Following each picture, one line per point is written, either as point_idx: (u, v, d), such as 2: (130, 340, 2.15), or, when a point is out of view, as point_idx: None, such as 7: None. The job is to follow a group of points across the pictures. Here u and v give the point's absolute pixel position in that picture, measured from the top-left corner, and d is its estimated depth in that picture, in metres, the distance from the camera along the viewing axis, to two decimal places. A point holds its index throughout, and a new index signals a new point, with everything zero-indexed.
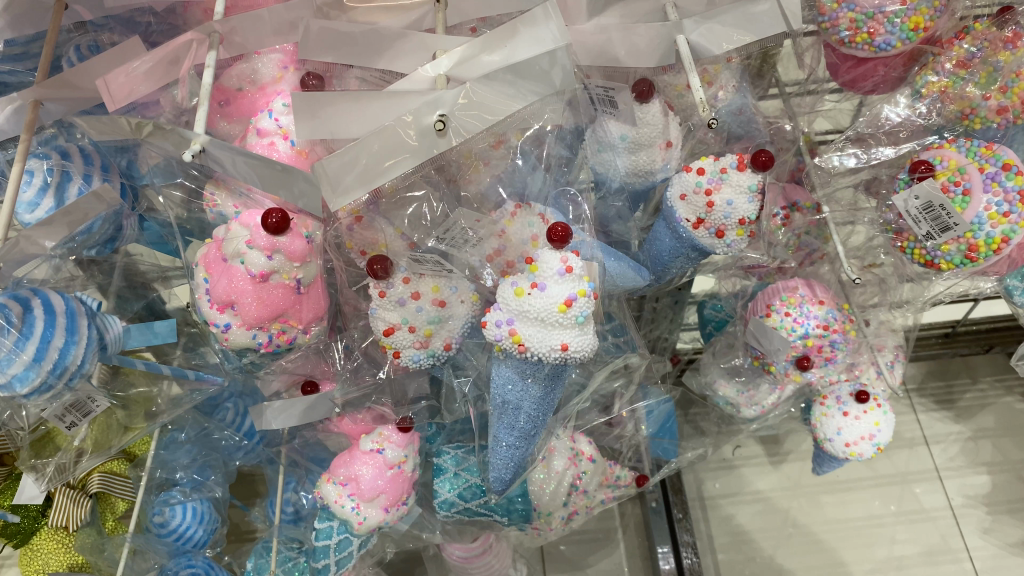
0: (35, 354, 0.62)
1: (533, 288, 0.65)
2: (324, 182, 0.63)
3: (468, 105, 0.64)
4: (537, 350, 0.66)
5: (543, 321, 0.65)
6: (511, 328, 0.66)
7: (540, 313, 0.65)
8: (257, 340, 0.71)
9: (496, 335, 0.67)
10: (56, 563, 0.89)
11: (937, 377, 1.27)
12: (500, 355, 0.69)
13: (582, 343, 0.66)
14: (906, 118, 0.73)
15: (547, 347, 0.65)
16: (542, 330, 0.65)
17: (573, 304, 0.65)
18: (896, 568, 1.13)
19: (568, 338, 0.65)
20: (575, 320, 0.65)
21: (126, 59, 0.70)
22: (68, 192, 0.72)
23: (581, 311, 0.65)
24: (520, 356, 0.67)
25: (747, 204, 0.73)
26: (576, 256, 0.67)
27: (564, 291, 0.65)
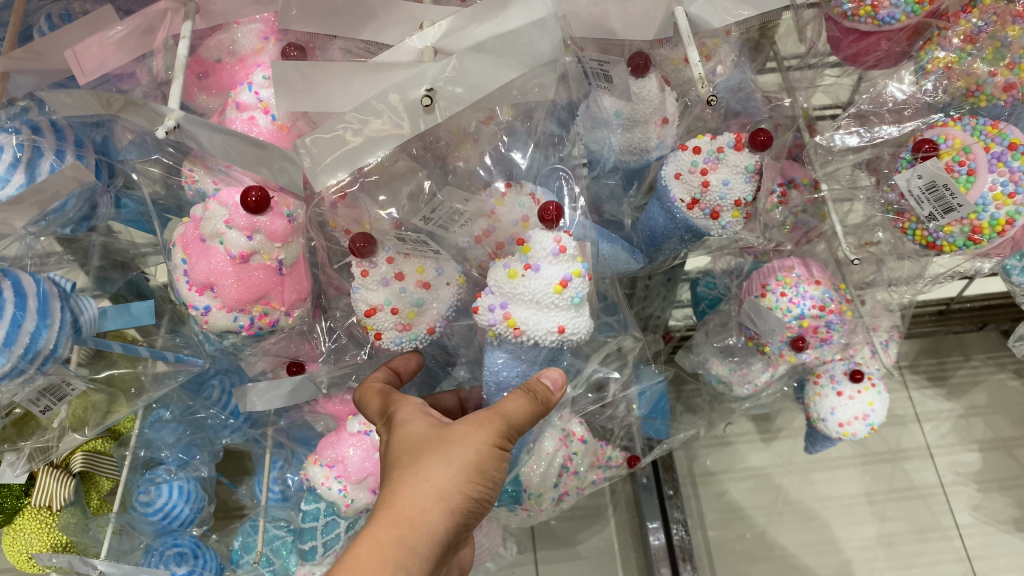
0: (7, 339, 0.60)
1: (528, 270, 0.63)
2: (311, 156, 0.61)
3: (458, 77, 0.62)
4: (532, 332, 0.63)
5: (538, 302, 0.63)
6: (505, 312, 0.63)
7: (534, 296, 0.62)
8: (239, 323, 0.69)
9: (489, 320, 0.64)
10: (39, 544, 0.86)
11: (931, 354, 1.25)
12: (493, 341, 0.67)
13: (576, 326, 0.64)
14: (910, 95, 0.71)
15: (543, 330, 0.63)
16: (537, 312, 0.63)
17: (568, 285, 0.63)
18: (886, 544, 1.12)
19: (564, 321, 0.63)
20: (571, 302, 0.63)
21: (99, 29, 0.66)
22: (40, 169, 0.68)
23: (576, 292, 0.63)
24: (515, 341, 0.65)
25: (744, 184, 0.72)
26: (568, 236, 0.65)
27: (559, 272, 0.63)
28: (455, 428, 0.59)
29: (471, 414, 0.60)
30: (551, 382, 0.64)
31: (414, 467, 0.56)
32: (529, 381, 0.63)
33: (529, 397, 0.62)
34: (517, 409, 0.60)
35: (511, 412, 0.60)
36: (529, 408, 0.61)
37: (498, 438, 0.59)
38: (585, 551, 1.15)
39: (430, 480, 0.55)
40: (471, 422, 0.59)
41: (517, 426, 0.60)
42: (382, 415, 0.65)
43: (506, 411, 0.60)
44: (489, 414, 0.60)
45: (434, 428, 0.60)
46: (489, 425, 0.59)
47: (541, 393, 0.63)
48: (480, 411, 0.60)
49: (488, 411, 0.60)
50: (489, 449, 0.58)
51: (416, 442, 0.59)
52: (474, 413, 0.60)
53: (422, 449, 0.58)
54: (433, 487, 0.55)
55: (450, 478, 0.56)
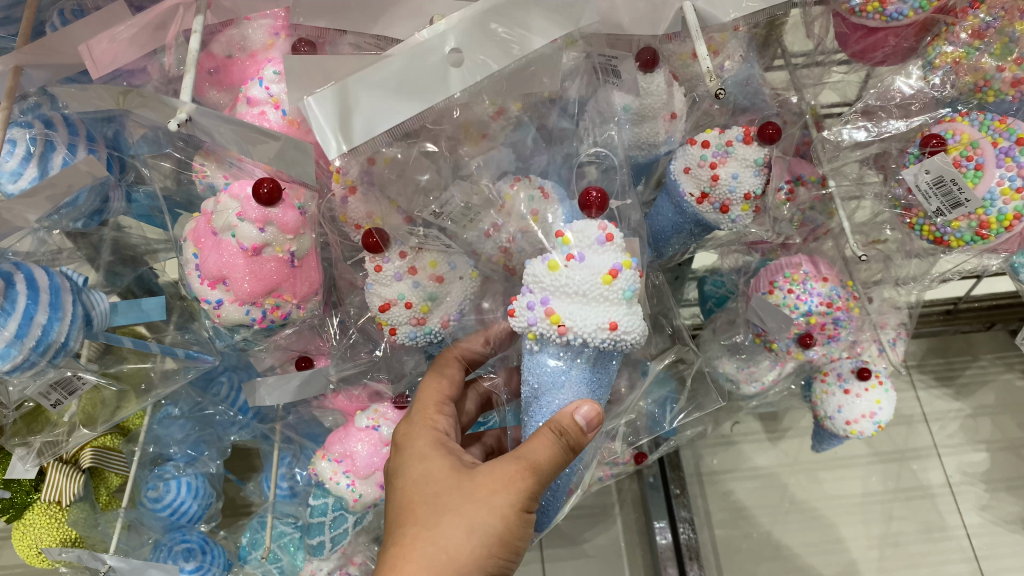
0: (17, 331, 0.60)
1: (570, 260, 0.61)
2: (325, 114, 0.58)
3: (481, 38, 0.61)
4: (580, 330, 0.60)
5: (586, 296, 0.60)
6: (549, 307, 0.61)
7: (582, 286, 0.60)
8: (250, 316, 0.69)
9: (530, 319, 0.62)
10: (48, 539, 0.85)
11: (939, 354, 1.25)
12: (534, 344, 0.64)
13: (631, 322, 0.62)
14: (918, 91, 0.71)
15: (594, 324, 0.60)
16: (585, 305, 0.61)
17: (618, 275, 0.61)
18: (893, 544, 1.12)
19: (616, 316, 0.61)
20: (622, 295, 0.61)
21: (112, 25, 0.68)
22: (52, 163, 0.69)
23: (627, 284, 0.61)
24: (560, 341, 0.62)
25: (753, 177, 0.72)
26: (613, 227, 0.63)
27: (605, 263, 0.61)
28: (476, 485, 0.60)
29: (498, 463, 0.61)
30: (583, 421, 0.60)
31: (429, 533, 0.58)
32: (561, 419, 0.59)
33: (561, 446, 0.59)
34: (545, 460, 0.59)
35: (539, 464, 0.59)
36: (560, 459, 0.60)
37: (523, 495, 0.60)
38: (591, 550, 1.14)
39: (446, 550, 0.58)
40: (495, 480, 0.60)
41: (546, 477, 0.60)
42: (402, 446, 0.67)
43: (534, 463, 0.59)
44: (517, 468, 0.60)
45: (456, 479, 0.62)
46: (516, 483, 0.60)
47: (572, 435, 0.60)
48: (506, 461, 0.61)
49: (517, 463, 0.60)
50: (513, 509, 0.59)
51: (436, 496, 0.61)
52: (500, 466, 0.61)
53: (442, 507, 0.60)
54: (448, 559, 0.57)
55: (468, 545, 0.58)
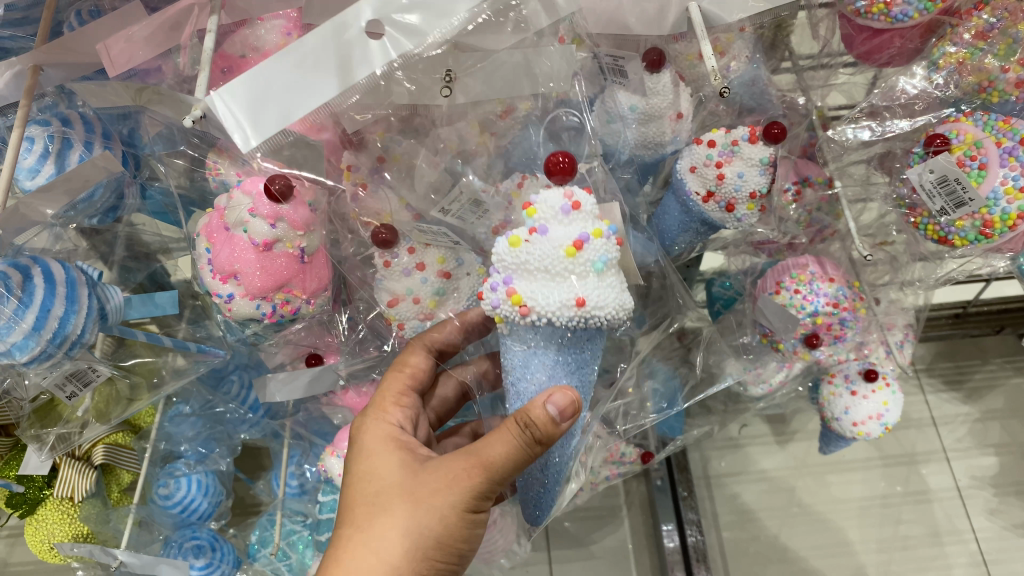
0: (34, 324, 0.63)
1: (531, 235, 0.58)
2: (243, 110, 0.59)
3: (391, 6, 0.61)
4: (542, 309, 0.58)
5: (548, 272, 0.58)
6: (509, 289, 0.59)
7: (544, 261, 0.57)
8: (261, 311, 0.71)
9: (494, 302, 0.60)
10: (61, 535, 0.86)
11: (948, 357, 1.23)
12: (505, 329, 0.63)
13: (603, 295, 0.58)
14: (922, 91, 0.71)
15: (557, 302, 0.58)
16: (548, 284, 0.58)
17: (583, 248, 0.57)
18: (901, 547, 1.12)
19: (584, 290, 0.58)
20: (590, 267, 0.57)
21: (128, 24, 0.69)
22: (69, 160, 0.70)
23: (596, 255, 0.57)
24: (527, 323, 0.60)
25: (758, 176, 0.73)
26: (583, 192, 0.60)
27: (569, 235, 0.58)
28: (421, 485, 0.59)
29: (451, 460, 0.60)
30: (556, 411, 0.57)
31: (363, 535, 0.59)
32: (528, 410, 0.56)
33: (520, 442, 0.57)
34: (499, 456, 0.57)
35: (492, 462, 0.57)
36: (517, 456, 0.57)
37: (472, 496, 0.58)
38: (599, 551, 1.15)
39: (376, 555, 0.57)
40: (442, 479, 0.59)
41: (500, 475, 0.58)
42: (359, 436, 0.66)
43: (486, 460, 0.58)
44: (468, 466, 0.58)
45: (404, 477, 0.61)
46: (463, 482, 0.58)
47: (540, 427, 0.56)
48: (459, 458, 0.59)
49: (469, 460, 0.58)
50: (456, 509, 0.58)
51: (380, 494, 0.61)
52: (450, 465, 0.59)
53: (383, 507, 0.59)
54: (377, 564, 0.57)
55: (403, 547, 0.58)
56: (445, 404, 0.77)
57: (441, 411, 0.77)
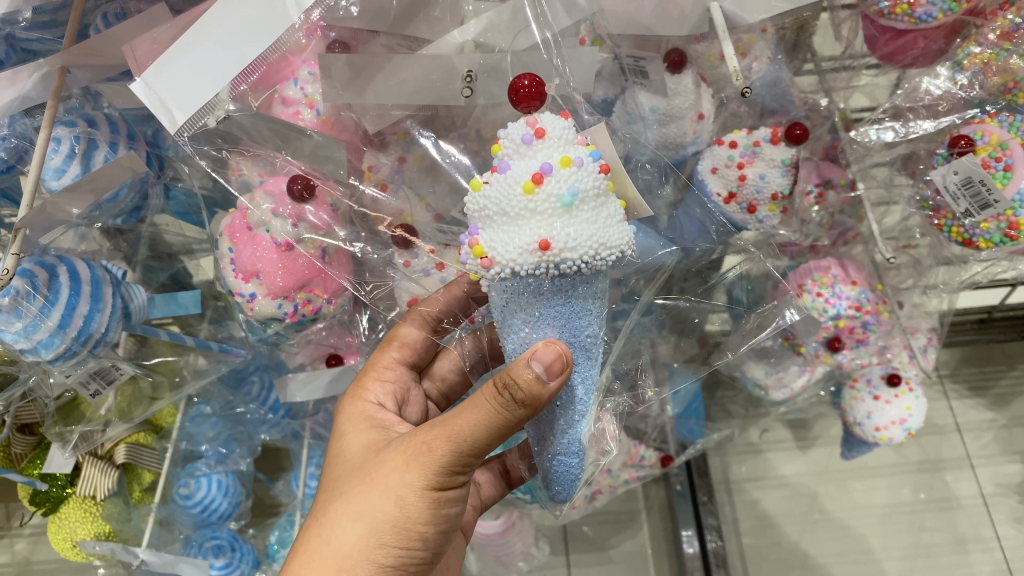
0: (60, 322, 0.65)
1: (491, 176, 0.55)
2: (167, 89, 0.59)
3: None
4: (502, 258, 0.54)
5: (509, 214, 0.54)
6: (472, 239, 0.55)
7: (503, 201, 0.54)
8: (283, 310, 0.74)
9: (464, 256, 0.57)
10: (83, 533, 0.85)
11: (973, 363, 1.19)
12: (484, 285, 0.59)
13: (573, 233, 0.53)
14: (946, 91, 0.71)
15: (521, 247, 0.53)
16: (511, 228, 0.54)
17: (544, 181, 0.53)
18: (923, 555, 1.10)
19: (550, 231, 0.53)
20: (555, 203, 0.53)
21: (154, 25, 0.70)
22: (94, 160, 0.71)
23: (559, 188, 0.53)
24: (495, 276, 0.56)
25: (780, 177, 0.75)
26: (551, 122, 0.56)
27: (529, 171, 0.54)
28: (386, 465, 0.57)
29: (418, 435, 0.57)
30: (542, 370, 0.53)
31: (322, 523, 0.57)
32: (506, 372, 0.53)
33: (494, 406, 0.53)
34: (464, 427, 0.54)
35: (459, 432, 0.54)
36: (488, 422, 0.54)
37: (435, 470, 0.55)
38: (618, 555, 1.14)
39: (332, 543, 0.55)
40: (405, 456, 0.56)
41: (469, 446, 0.54)
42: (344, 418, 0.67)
43: (454, 432, 0.55)
44: (433, 439, 0.55)
45: (373, 456, 0.59)
46: (426, 457, 0.55)
47: (520, 387, 0.53)
48: (427, 431, 0.56)
49: (436, 431, 0.56)
50: (417, 489, 0.55)
51: (349, 476, 0.59)
52: (415, 441, 0.57)
53: (345, 492, 0.58)
54: (333, 553, 0.55)
55: (360, 533, 0.55)
56: (448, 385, 0.79)
57: (444, 387, 0.79)
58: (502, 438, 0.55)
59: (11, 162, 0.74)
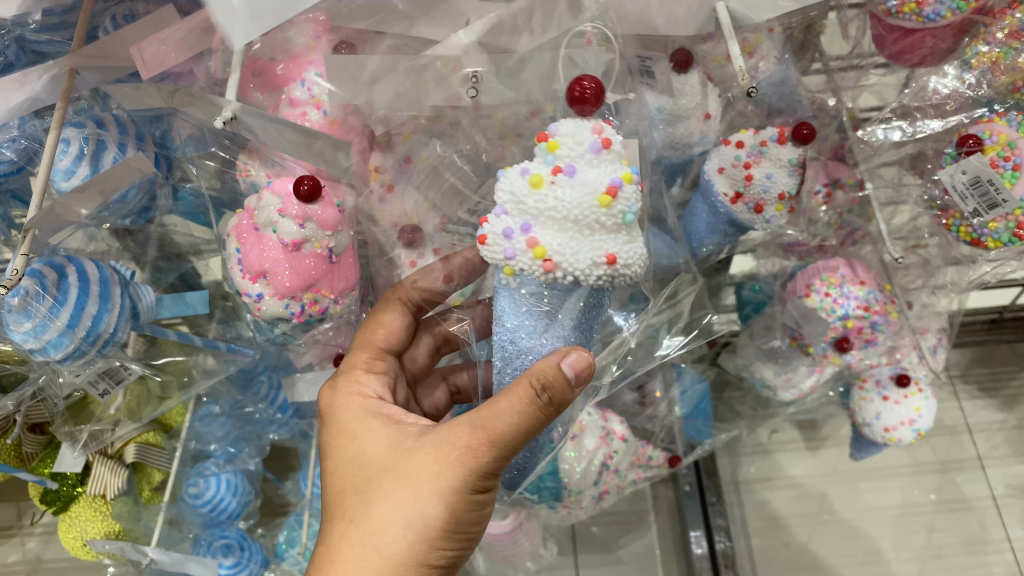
0: (69, 321, 0.66)
1: (558, 177, 0.54)
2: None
3: None
4: (571, 266, 0.54)
5: (579, 223, 0.54)
6: (533, 240, 0.54)
7: (577, 208, 0.53)
8: (290, 310, 0.72)
9: (507, 251, 0.55)
10: (93, 531, 0.86)
11: (984, 363, 1.19)
12: (511, 282, 0.57)
13: (631, 251, 0.56)
14: (954, 91, 0.71)
15: (591, 259, 0.54)
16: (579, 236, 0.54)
17: (618, 196, 0.54)
18: (934, 557, 1.10)
19: (616, 248, 0.55)
20: (622, 220, 0.55)
21: (160, 27, 0.70)
22: (103, 161, 0.72)
23: (627, 205, 0.55)
24: (545, 279, 0.55)
25: (788, 177, 0.73)
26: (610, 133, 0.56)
27: (603, 181, 0.54)
28: (417, 469, 0.54)
29: (447, 434, 0.54)
30: (572, 372, 0.53)
31: (360, 533, 0.54)
32: (543, 371, 0.52)
33: (534, 407, 0.52)
34: (507, 428, 0.52)
35: (500, 434, 0.52)
36: (530, 423, 0.52)
37: (477, 476, 0.53)
38: (625, 556, 1.13)
39: (378, 555, 0.53)
40: (438, 458, 0.54)
41: (508, 447, 0.53)
42: (341, 414, 0.62)
43: (494, 435, 0.52)
44: (472, 444, 0.53)
45: (397, 457, 0.56)
46: (460, 458, 0.53)
47: (556, 388, 0.52)
48: (459, 432, 0.54)
49: (473, 435, 0.53)
50: (458, 492, 0.53)
51: (371, 480, 0.56)
52: (444, 441, 0.54)
53: (374, 498, 0.55)
54: (382, 564, 0.53)
55: (406, 540, 0.53)
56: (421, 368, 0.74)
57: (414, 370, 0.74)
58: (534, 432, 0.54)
59: (20, 163, 0.75)
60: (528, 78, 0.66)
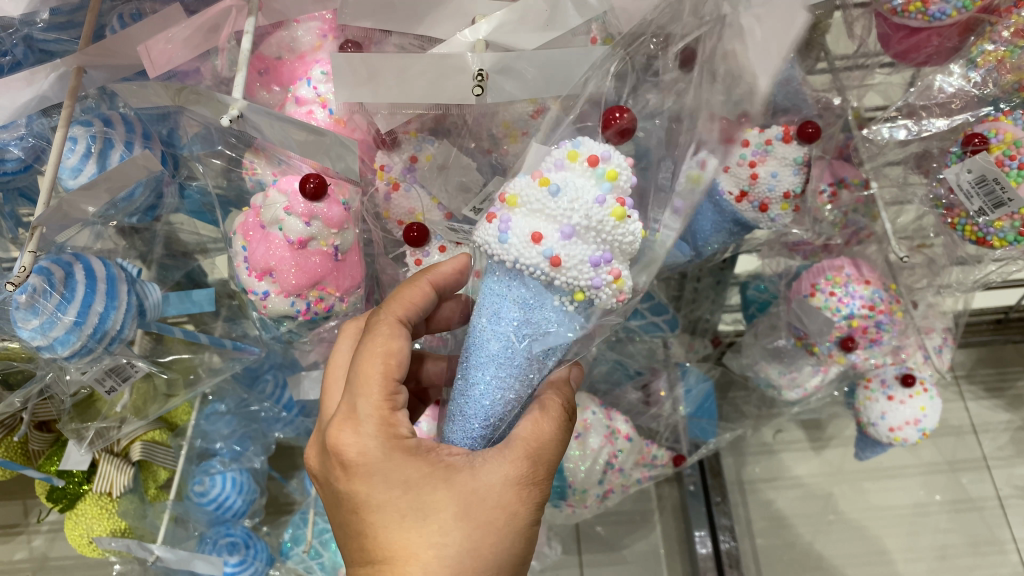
0: (76, 318, 0.66)
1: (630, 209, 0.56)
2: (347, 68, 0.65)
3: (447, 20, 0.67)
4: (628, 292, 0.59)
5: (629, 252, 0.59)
6: (618, 270, 0.56)
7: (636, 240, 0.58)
8: (296, 308, 0.72)
9: (596, 279, 0.55)
10: (100, 529, 0.86)
11: (990, 363, 1.18)
12: (567, 307, 0.57)
13: None
14: (960, 89, 0.70)
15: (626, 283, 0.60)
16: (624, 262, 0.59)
17: None
18: (939, 557, 1.09)
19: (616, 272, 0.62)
20: None
21: (167, 26, 0.71)
22: (111, 159, 0.72)
23: None
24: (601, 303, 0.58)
25: (791, 176, 0.75)
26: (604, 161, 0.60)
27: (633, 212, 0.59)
28: (495, 505, 0.54)
29: (509, 467, 0.55)
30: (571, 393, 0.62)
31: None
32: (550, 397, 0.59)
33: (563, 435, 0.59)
34: (553, 454, 0.58)
35: (550, 460, 0.57)
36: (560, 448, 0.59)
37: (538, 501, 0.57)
38: (630, 556, 1.13)
39: None
40: (511, 495, 0.54)
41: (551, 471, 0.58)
42: (372, 465, 0.53)
43: (547, 462, 0.57)
44: (536, 473, 0.56)
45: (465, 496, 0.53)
46: (526, 495, 0.55)
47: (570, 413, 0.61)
48: (521, 463, 0.55)
49: (535, 464, 0.56)
50: (531, 527, 0.56)
51: (442, 527, 0.52)
52: (508, 479, 0.55)
53: (455, 544, 0.52)
54: None
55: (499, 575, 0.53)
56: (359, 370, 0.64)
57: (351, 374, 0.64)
58: (562, 444, 0.59)
59: (28, 161, 0.75)
60: (530, 75, 0.68)
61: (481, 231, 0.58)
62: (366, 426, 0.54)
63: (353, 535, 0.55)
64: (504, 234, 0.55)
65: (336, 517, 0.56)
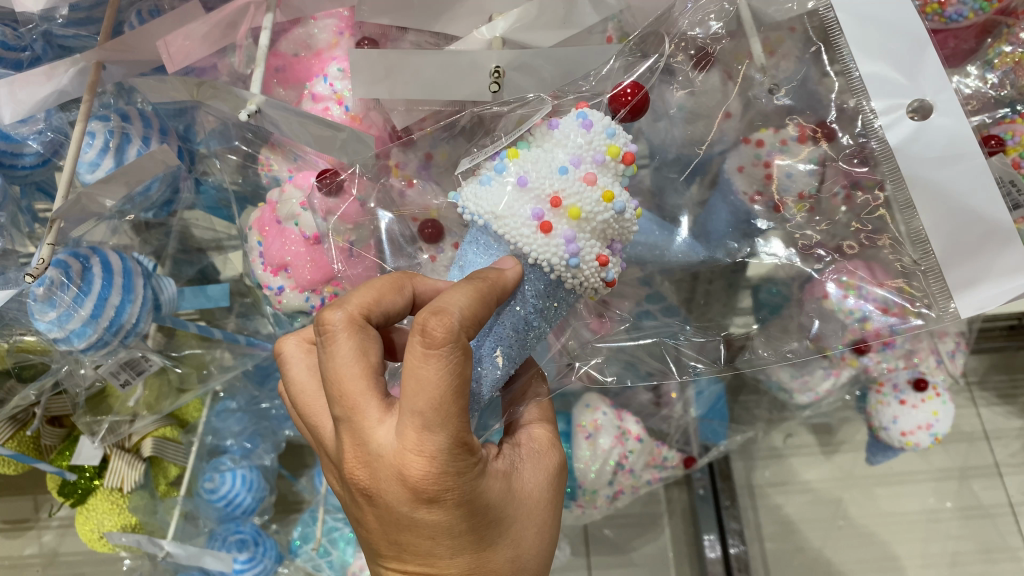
0: (93, 311, 0.67)
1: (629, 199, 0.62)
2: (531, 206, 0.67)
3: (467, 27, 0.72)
4: None
5: None
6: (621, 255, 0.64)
7: None
8: (310, 303, 0.75)
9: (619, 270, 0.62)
10: (110, 524, 0.86)
11: (1003, 370, 1.15)
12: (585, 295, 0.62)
13: None
14: (977, 91, 0.69)
15: None
16: None
17: None
18: (949, 564, 1.09)
19: None
20: None
21: (185, 22, 0.73)
22: (127, 154, 0.73)
23: None
24: None
25: (807, 176, 0.71)
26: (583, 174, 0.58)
27: None
28: (543, 502, 0.59)
29: (543, 468, 0.61)
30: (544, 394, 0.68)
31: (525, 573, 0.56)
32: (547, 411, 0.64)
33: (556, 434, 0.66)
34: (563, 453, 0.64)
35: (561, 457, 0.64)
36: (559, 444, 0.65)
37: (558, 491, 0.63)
38: (638, 558, 1.13)
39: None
40: (549, 493, 0.60)
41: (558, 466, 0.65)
42: (457, 496, 0.50)
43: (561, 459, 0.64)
44: (560, 468, 0.63)
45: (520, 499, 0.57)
46: (554, 497, 0.61)
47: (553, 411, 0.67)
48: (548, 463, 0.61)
49: (556, 462, 0.63)
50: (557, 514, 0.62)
51: (514, 532, 0.55)
52: (546, 479, 0.60)
53: (523, 543, 0.56)
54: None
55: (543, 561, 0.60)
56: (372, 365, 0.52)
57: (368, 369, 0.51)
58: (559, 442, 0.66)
59: (46, 155, 0.76)
60: (549, 72, 0.70)
61: (538, 244, 0.56)
62: (447, 464, 0.48)
63: (407, 553, 0.52)
64: (573, 256, 0.56)
65: (390, 536, 0.52)
